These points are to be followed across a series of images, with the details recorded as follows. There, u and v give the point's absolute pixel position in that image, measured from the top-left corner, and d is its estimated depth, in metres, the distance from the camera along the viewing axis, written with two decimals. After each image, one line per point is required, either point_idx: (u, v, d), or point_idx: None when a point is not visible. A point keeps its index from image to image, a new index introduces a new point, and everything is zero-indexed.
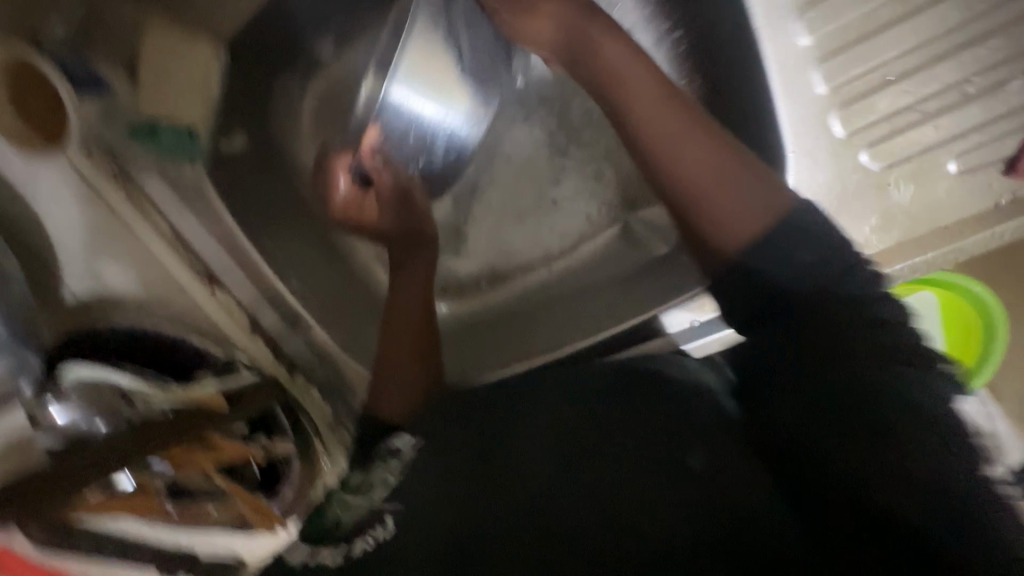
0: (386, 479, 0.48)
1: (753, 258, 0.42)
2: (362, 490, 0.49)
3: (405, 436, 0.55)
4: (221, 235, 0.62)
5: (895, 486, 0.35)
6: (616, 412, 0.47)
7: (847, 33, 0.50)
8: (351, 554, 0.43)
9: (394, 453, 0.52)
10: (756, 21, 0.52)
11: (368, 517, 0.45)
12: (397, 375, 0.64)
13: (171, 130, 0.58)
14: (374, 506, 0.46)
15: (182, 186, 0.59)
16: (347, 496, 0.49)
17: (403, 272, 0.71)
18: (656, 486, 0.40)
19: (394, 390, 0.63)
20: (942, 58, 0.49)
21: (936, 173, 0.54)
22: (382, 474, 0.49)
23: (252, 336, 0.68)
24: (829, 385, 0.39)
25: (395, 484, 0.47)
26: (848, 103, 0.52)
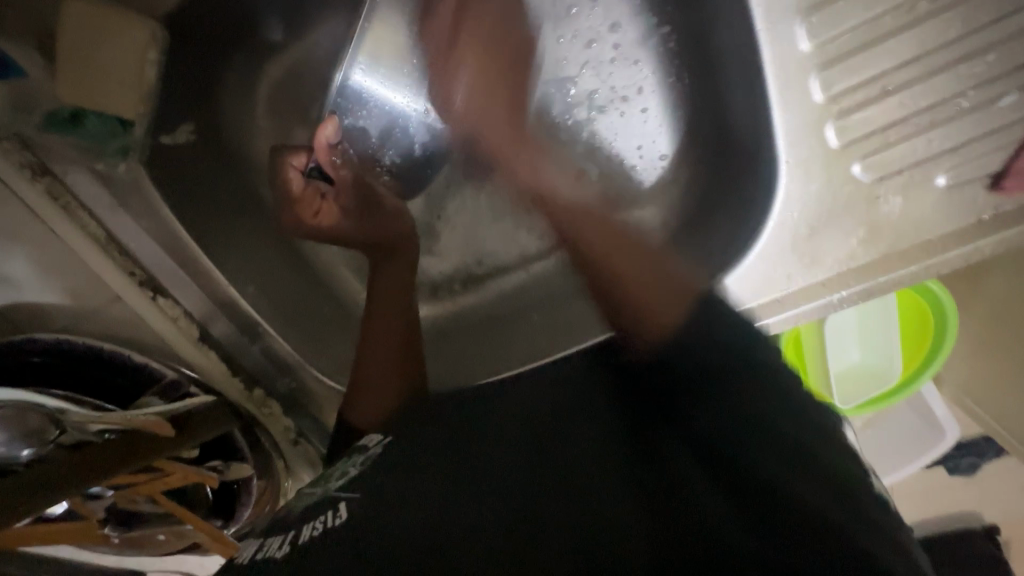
0: (347, 471, 0.50)
1: (672, 351, 0.45)
2: (321, 480, 0.52)
3: (372, 433, 0.57)
4: (164, 236, 0.56)
5: (790, 468, 0.40)
6: (546, 437, 0.50)
7: (850, 40, 0.48)
8: (297, 542, 0.43)
9: (361, 449, 0.54)
10: (756, 21, 0.49)
11: (323, 505, 0.47)
12: (368, 383, 0.59)
13: (99, 118, 0.49)
14: (330, 494, 0.48)
15: (116, 183, 0.53)
16: (309, 489, 0.52)
17: (379, 282, 0.63)
18: (582, 507, 0.44)
19: (372, 394, 0.59)
20: (940, 71, 0.48)
21: (926, 186, 0.53)
22: (345, 467, 0.52)
23: (202, 348, 0.61)
24: (730, 399, 0.43)
25: (353, 475, 0.49)
26: (845, 113, 0.50)
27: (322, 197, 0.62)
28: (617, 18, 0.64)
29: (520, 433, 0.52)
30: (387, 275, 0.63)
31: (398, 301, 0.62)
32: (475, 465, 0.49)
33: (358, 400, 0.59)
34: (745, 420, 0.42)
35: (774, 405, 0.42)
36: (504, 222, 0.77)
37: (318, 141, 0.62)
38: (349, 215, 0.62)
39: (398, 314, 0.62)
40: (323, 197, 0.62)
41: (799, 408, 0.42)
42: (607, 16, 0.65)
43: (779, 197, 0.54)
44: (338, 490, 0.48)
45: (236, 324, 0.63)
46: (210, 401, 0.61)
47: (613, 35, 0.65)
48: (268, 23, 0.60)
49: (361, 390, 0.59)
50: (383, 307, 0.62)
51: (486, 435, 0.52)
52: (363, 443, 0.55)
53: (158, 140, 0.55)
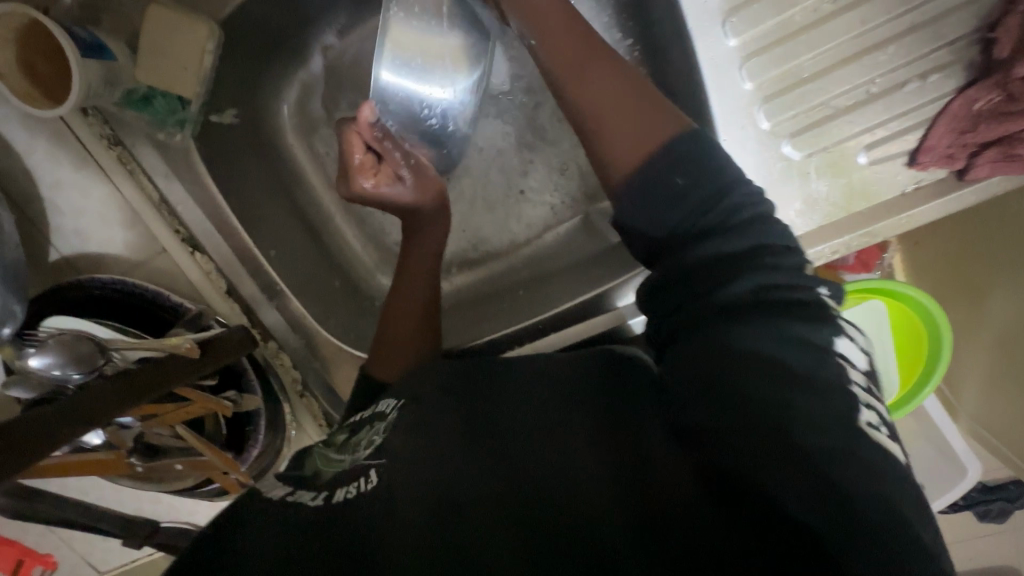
0: (372, 439, 0.51)
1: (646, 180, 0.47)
2: (346, 447, 0.53)
3: (388, 398, 0.57)
4: (204, 201, 0.68)
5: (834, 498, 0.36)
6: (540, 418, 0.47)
7: (767, 37, 0.57)
8: (331, 499, 0.46)
9: (381, 416, 0.54)
10: (688, 24, 0.58)
11: (350, 471, 0.49)
12: (390, 343, 0.68)
13: (165, 99, 0.63)
14: (356, 461, 0.50)
15: (170, 152, 0.65)
16: (337, 453, 0.53)
17: (414, 258, 0.70)
18: (551, 495, 0.42)
19: (394, 350, 0.67)
20: (848, 61, 0.57)
21: (850, 163, 0.61)
22: (369, 434, 0.52)
23: (228, 299, 0.72)
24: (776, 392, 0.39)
25: (378, 442, 0.50)
26: (770, 98, 0.59)
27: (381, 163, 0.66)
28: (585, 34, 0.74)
29: (559, 415, 0.47)
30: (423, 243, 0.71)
31: (426, 271, 0.70)
32: (481, 441, 0.47)
33: (381, 351, 0.68)
34: (802, 452, 0.38)
35: (820, 440, 0.38)
36: (497, 211, 0.87)
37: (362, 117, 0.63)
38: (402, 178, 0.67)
39: (422, 288, 0.70)
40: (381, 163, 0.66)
41: (843, 439, 0.38)
42: None
43: None
44: (364, 458, 0.49)
45: (259, 284, 0.73)
46: (228, 330, 0.70)
47: None
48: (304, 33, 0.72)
49: (383, 344, 0.68)
50: (413, 278, 0.70)
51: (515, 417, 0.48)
52: (381, 409, 0.56)
53: (208, 118, 0.67)
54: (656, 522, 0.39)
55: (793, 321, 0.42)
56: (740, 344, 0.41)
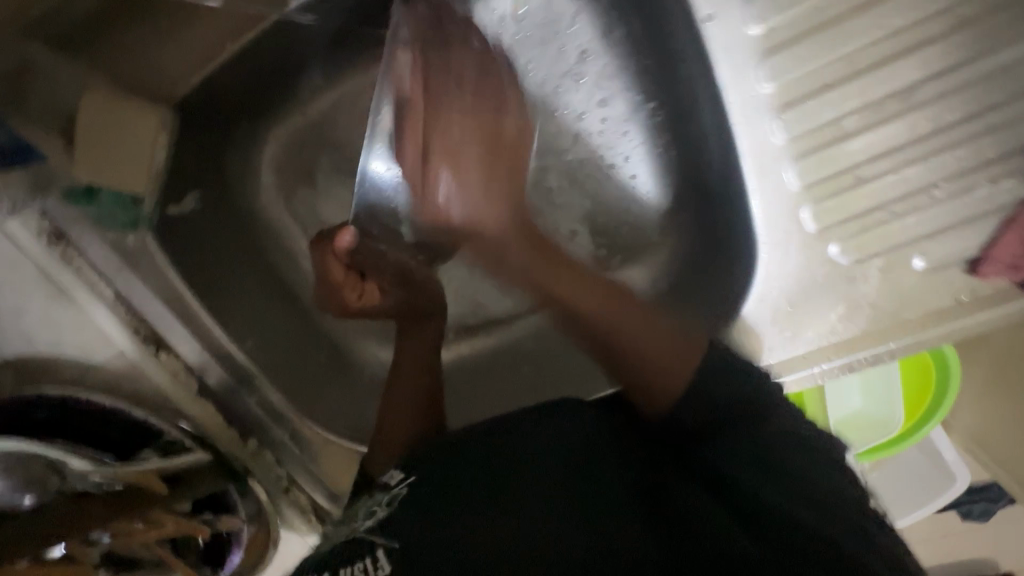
0: (374, 511, 0.48)
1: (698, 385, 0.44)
2: (347, 518, 0.52)
3: (396, 470, 0.53)
4: (168, 296, 0.59)
5: (823, 503, 0.40)
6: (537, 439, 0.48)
7: (825, 134, 0.49)
8: None
9: (384, 487, 0.52)
10: (732, 117, 0.50)
11: (348, 554, 0.45)
12: (388, 438, 0.61)
13: (114, 195, 0.52)
14: (355, 535, 0.47)
15: (125, 250, 0.56)
16: (336, 528, 0.52)
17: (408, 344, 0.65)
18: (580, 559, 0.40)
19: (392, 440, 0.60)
20: (914, 162, 0.49)
21: (903, 267, 0.54)
22: (367, 505, 0.50)
23: (198, 399, 0.64)
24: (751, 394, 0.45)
25: (382, 515, 0.47)
26: (822, 199, 0.51)
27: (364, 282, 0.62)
28: (606, 94, 0.61)
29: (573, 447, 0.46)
30: (419, 335, 0.66)
31: (424, 368, 0.65)
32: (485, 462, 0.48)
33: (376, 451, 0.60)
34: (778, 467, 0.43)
35: (780, 433, 0.44)
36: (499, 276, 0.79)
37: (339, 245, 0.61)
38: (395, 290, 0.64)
39: (419, 392, 0.63)
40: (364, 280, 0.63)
41: (810, 446, 0.44)
42: (597, 91, 0.61)
43: (760, 274, 0.56)
44: (365, 532, 0.46)
45: (232, 372, 0.64)
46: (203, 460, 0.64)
47: (602, 109, 0.63)
48: (279, 90, 0.62)
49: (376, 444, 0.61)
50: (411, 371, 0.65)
51: (522, 423, 0.50)
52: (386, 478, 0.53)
53: (166, 212, 0.57)
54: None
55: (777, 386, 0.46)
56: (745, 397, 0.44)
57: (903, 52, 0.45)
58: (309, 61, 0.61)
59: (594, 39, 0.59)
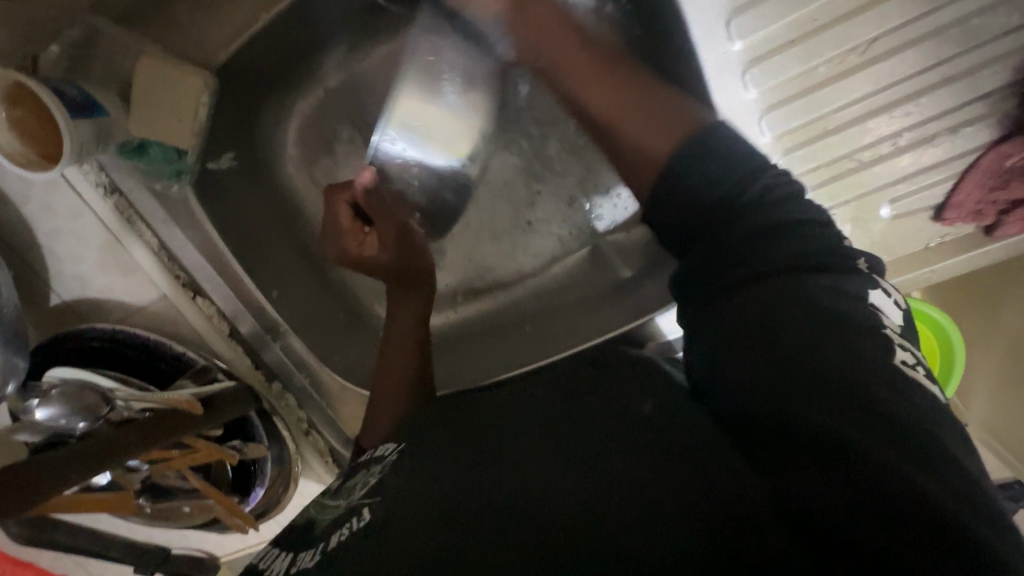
0: (368, 480, 0.50)
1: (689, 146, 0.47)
2: (342, 494, 0.51)
3: (387, 444, 0.57)
4: (203, 245, 0.66)
5: (890, 437, 0.37)
6: (567, 410, 0.50)
7: (792, 87, 0.53)
8: (328, 547, 0.42)
9: (378, 459, 0.54)
10: (706, 74, 0.54)
11: (345, 515, 0.46)
12: (387, 379, 0.68)
13: (160, 148, 0.60)
14: (351, 504, 0.47)
15: (168, 202, 0.63)
16: (332, 502, 0.51)
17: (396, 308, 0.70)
18: (594, 490, 0.42)
19: (389, 376, 0.68)
20: (875, 113, 0.54)
21: (872, 216, 0.59)
22: (365, 478, 0.51)
23: (228, 342, 0.72)
24: (796, 309, 0.42)
25: (373, 482, 0.49)
26: (792, 149, 0.56)
27: (366, 232, 0.68)
28: None
29: (580, 400, 0.52)
30: (409, 304, 0.70)
31: (413, 338, 0.69)
32: (508, 418, 0.53)
33: (377, 406, 0.68)
34: (838, 384, 0.39)
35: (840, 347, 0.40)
36: (504, 242, 0.84)
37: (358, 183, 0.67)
38: (387, 247, 0.68)
39: (409, 357, 0.68)
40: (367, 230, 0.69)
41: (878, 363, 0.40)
42: None
43: None
44: (361, 499, 0.47)
45: (260, 323, 0.71)
46: (233, 388, 0.70)
47: None
48: (307, 65, 0.69)
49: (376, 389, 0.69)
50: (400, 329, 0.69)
51: (549, 394, 0.54)
52: (380, 454, 0.55)
53: (205, 167, 0.66)
54: (733, 529, 0.37)
55: (831, 277, 0.43)
56: (799, 298, 0.42)
57: (863, 10, 0.49)
58: (331, 42, 0.69)
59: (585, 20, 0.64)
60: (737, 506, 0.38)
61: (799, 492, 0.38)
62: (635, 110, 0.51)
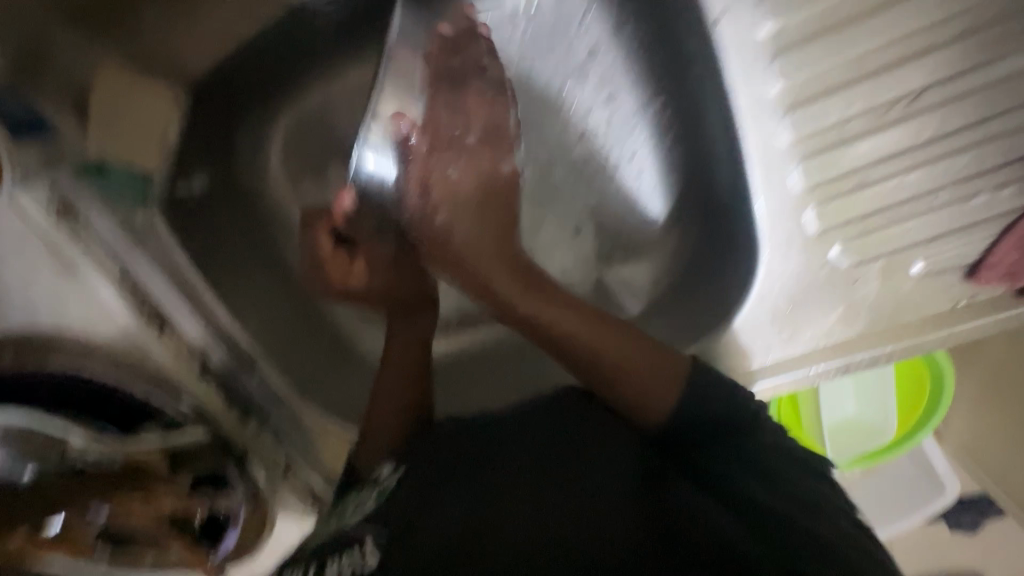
0: (361, 507, 0.48)
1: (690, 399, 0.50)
2: (335, 517, 0.50)
3: (384, 465, 0.55)
4: (172, 271, 0.59)
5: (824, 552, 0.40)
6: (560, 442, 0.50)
7: (830, 135, 0.49)
8: None
9: (374, 481, 0.52)
10: (740, 115, 0.49)
11: (338, 540, 0.44)
12: (379, 411, 0.62)
13: (123, 171, 0.53)
14: (344, 529, 0.46)
15: (134, 227, 0.56)
16: (322, 525, 0.52)
17: (398, 334, 0.67)
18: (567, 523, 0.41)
19: (387, 404, 0.63)
20: (916, 167, 0.50)
21: (902, 272, 0.55)
22: (358, 503, 0.49)
23: (202, 380, 0.64)
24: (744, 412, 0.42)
25: (371, 509, 0.46)
26: (825, 200, 0.52)
27: (351, 261, 0.66)
28: (612, 92, 0.65)
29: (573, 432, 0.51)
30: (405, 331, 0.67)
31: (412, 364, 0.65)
32: (507, 442, 0.51)
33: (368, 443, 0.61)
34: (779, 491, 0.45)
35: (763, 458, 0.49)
36: None
37: (338, 209, 0.67)
38: (374, 275, 0.66)
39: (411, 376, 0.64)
40: (351, 257, 0.66)
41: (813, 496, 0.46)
42: (605, 89, 0.65)
43: (761, 273, 0.55)
44: (357, 527, 0.45)
45: (234, 355, 0.65)
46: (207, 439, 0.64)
47: (608, 106, 0.66)
48: (283, 84, 0.67)
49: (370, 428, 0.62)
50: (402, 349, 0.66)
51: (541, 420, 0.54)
52: (375, 476, 0.53)
53: (173, 188, 0.59)
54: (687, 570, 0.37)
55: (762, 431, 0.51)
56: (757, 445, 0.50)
57: (915, 55, 0.46)
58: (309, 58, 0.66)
59: (603, 37, 0.61)
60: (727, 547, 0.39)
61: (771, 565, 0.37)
62: (665, 377, 0.51)
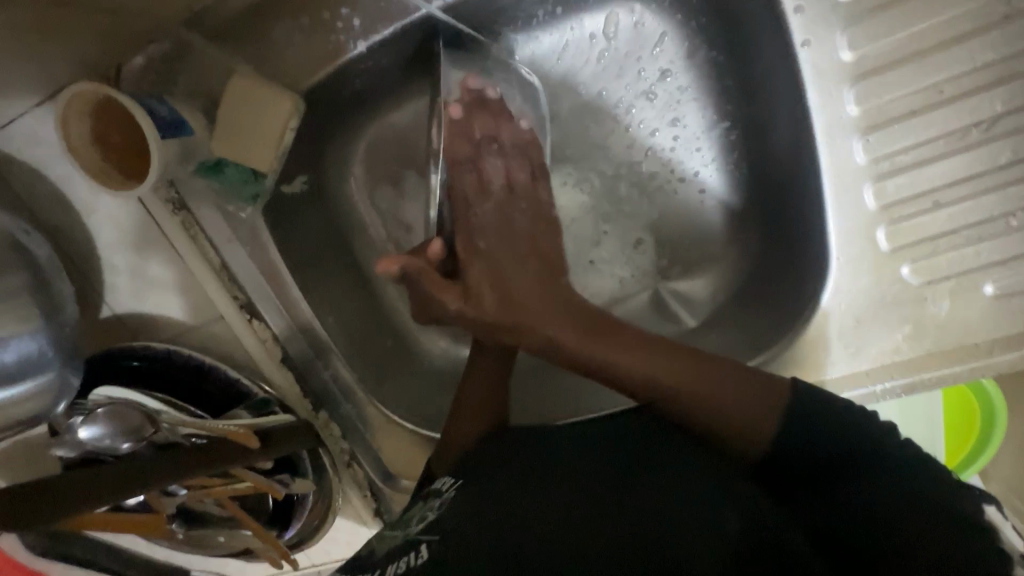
0: (425, 516, 0.48)
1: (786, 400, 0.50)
2: (400, 524, 0.50)
3: (446, 474, 0.55)
4: (263, 264, 0.63)
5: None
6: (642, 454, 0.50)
7: (905, 158, 0.51)
8: None
9: (436, 492, 0.52)
10: (817, 135, 0.52)
11: (403, 545, 0.46)
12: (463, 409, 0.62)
13: (237, 169, 0.58)
14: (408, 537, 0.47)
15: (237, 222, 0.62)
16: (391, 531, 0.51)
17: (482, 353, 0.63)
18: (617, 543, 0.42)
19: (470, 399, 0.61)
20: (988, 191, 0.52)
21: (974, 293, 0.56)
22: (422, 511, 0.50)
23: (281, 367, 0.69)
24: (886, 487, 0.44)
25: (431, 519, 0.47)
26: (897, 221, 0.54)
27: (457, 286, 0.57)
28: (680, 113, 0.68)
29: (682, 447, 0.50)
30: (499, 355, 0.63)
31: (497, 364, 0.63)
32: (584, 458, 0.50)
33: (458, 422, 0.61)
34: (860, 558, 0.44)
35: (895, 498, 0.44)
36: None
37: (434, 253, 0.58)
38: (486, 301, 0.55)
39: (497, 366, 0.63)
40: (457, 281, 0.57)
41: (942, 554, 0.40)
42: (671, 112, 0.68)
43: (829, 290, 0.57)
44: (419, 533, 0.46)
45: (310, 345, 0.68)
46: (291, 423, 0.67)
47: (673, 128, 0.69)
48: (363, 95, 0.64)
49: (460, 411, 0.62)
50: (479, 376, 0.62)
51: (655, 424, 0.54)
52: (437, 485, 0.52)
53: (279, 188, 0.63)
54: None
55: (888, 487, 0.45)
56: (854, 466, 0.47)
57: (996, 83, 0.48)
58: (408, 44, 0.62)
59: (676, 60, 0.66)
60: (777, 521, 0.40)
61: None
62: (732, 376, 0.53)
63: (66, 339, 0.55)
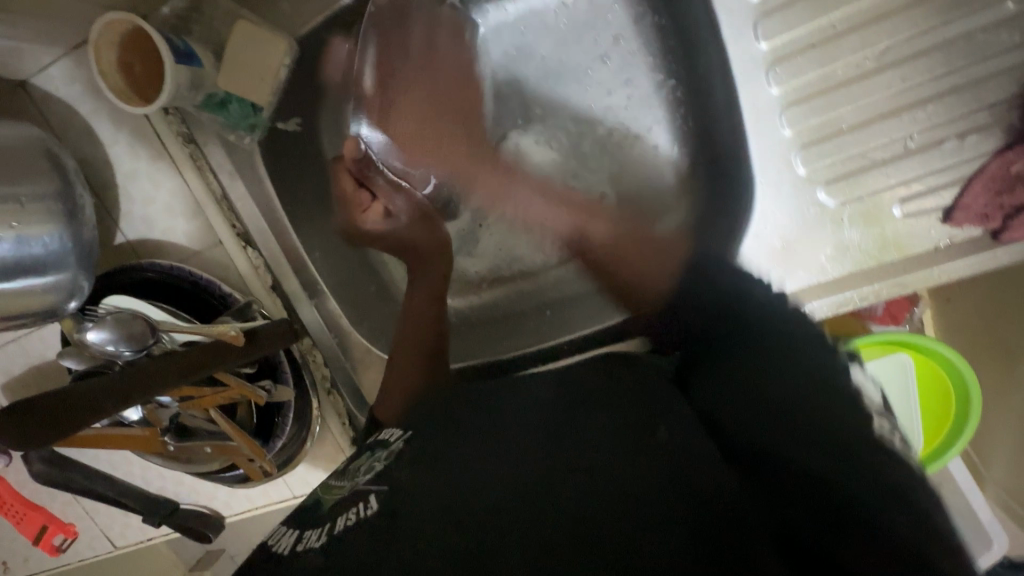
0: (373, 467, 0.51)
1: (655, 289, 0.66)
2: (347, 477, 0.53)
3: (393, 429, 0.58)
4: (263, 203, 0.73)
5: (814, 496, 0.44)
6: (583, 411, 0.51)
7: (809, 88, 0.60)
8: (333, 532, 0.43)
9: (383, 445, 0.55)
10: (735, 73, 0.61)
11: (354, 496, 0.47)
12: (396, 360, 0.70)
13: (239, 105, 0.68)
14: (359, 487, 0.48)
15: (236, 151, 0.71)
16: (336, 483, 0.53)
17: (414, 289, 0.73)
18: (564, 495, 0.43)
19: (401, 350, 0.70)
20: (886, 116, 0.59)
21: (885, 214, 0.62)
22: (371, 462, 0.52)
23: (270, 293, 0.77)
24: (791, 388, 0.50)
25: (379, 470, 0.50)
26: (810, 146, 0.61)
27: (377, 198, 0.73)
28: (631, 74, 0.75)
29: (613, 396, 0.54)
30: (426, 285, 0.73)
31: (428, 310, 0.72)
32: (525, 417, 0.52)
33: (385, 396, 0.68)
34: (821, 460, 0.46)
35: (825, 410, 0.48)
36: None
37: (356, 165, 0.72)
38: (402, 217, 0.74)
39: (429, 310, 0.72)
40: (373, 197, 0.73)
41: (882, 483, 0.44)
42: (623, 72, 0.76)
43: (756, 214, 0.65)
44: (369, 484, 0.48)
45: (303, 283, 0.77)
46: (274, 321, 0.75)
47: (627, 88, 0.76)
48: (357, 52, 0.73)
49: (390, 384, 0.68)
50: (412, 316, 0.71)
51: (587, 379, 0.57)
52: (385, 439, 0.57)
53: (274, 125, 0.71)
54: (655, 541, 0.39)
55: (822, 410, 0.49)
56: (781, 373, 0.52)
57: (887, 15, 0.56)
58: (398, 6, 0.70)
59: (625, 26, 0.74)
60: (843, 434, 0.47)
61: (828, 413, 0.48)
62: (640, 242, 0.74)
63: (84, 242, 0.63)
